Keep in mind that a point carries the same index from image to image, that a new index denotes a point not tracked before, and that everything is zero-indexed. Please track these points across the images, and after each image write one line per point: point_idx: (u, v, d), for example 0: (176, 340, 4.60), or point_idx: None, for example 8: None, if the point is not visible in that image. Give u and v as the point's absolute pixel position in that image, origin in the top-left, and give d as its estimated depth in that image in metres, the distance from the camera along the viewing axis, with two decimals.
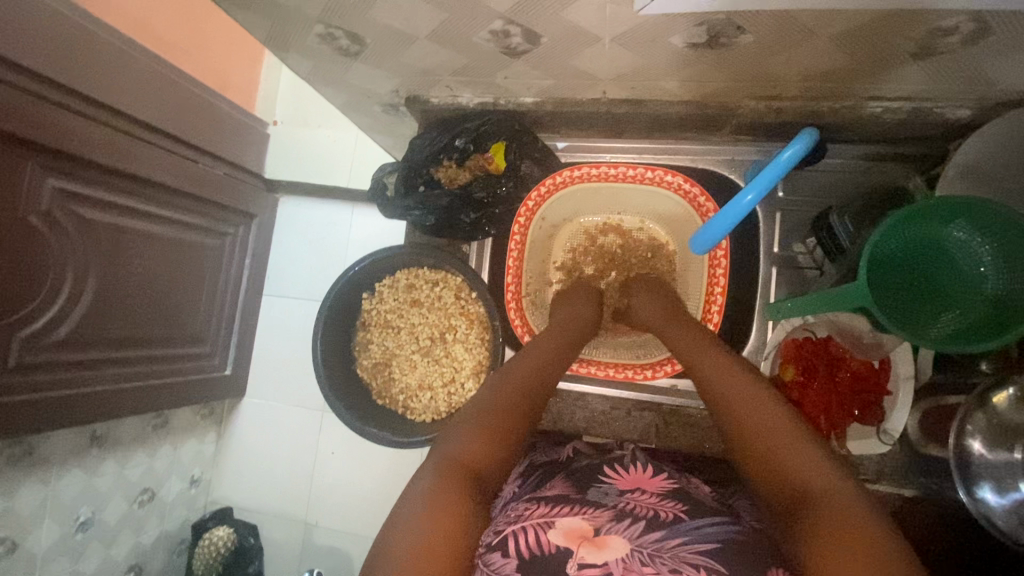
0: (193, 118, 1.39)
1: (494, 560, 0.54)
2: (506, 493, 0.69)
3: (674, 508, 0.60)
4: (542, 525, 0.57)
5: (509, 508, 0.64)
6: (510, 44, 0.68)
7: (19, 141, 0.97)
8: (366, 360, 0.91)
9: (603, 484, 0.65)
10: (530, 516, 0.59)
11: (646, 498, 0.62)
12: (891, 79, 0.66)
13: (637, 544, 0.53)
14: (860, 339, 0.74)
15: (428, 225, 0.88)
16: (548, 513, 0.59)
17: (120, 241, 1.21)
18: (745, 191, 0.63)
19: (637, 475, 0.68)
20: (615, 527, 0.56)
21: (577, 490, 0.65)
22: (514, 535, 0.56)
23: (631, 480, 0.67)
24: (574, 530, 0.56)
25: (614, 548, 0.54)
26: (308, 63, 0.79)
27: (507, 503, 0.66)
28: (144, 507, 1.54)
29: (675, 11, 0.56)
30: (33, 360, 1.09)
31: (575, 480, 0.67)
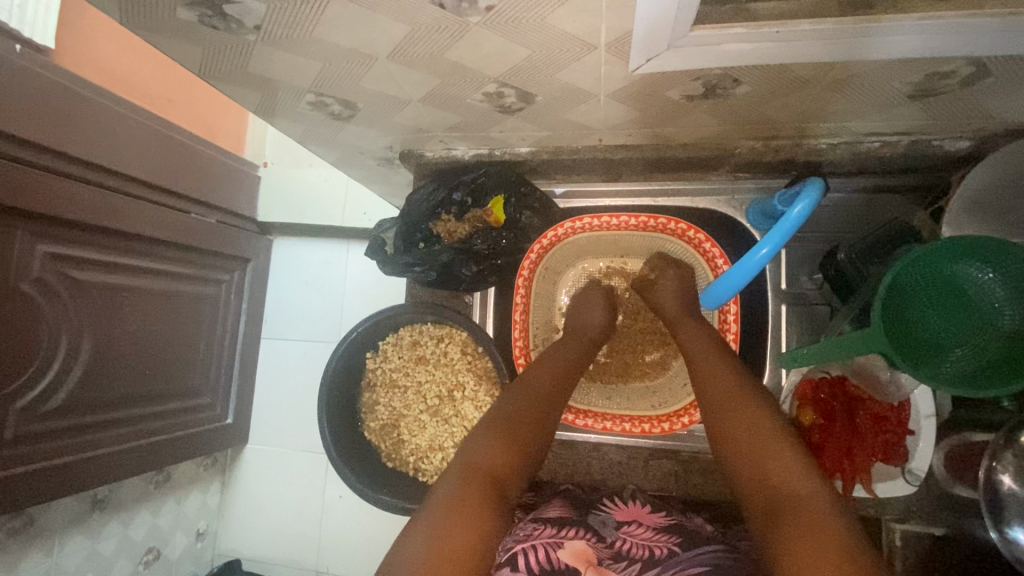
0: (185, 170, 1.38)
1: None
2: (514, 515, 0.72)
3: (666, 543, 0.62)
4: (552, 544, 0.60)
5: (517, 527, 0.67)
6: (505, 103, 0.67)
7: (9, 212, 0.97)
8: (373, 422, 0.88)
9: (603, 516, 0.69)
10: (541, 534, 0.63)
11: (640, 533, 0.65)
12: (888, 117, 0.65)
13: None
14: (880, 380, 0.69)
15: (430, 280, 0.85)
16: (557, 534, 0.63)
17: (115, 301, 1.19)
18: (761, 244, 0.62)
19: (634, 509, 0.71)
20: (613, 568, 0.58)
21: (578, 513, 0.69)
22: (525, 552, 0.60)
23: (628, 514, 0.70)
24: (582, 552, 0.59)
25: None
26: (299, 127, 0.78)
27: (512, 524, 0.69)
28: (150, 567, 1.50)
29: (672, 67, 0.55)
30: (31, 431, 1.06)
31: (577, 507, 0.71)
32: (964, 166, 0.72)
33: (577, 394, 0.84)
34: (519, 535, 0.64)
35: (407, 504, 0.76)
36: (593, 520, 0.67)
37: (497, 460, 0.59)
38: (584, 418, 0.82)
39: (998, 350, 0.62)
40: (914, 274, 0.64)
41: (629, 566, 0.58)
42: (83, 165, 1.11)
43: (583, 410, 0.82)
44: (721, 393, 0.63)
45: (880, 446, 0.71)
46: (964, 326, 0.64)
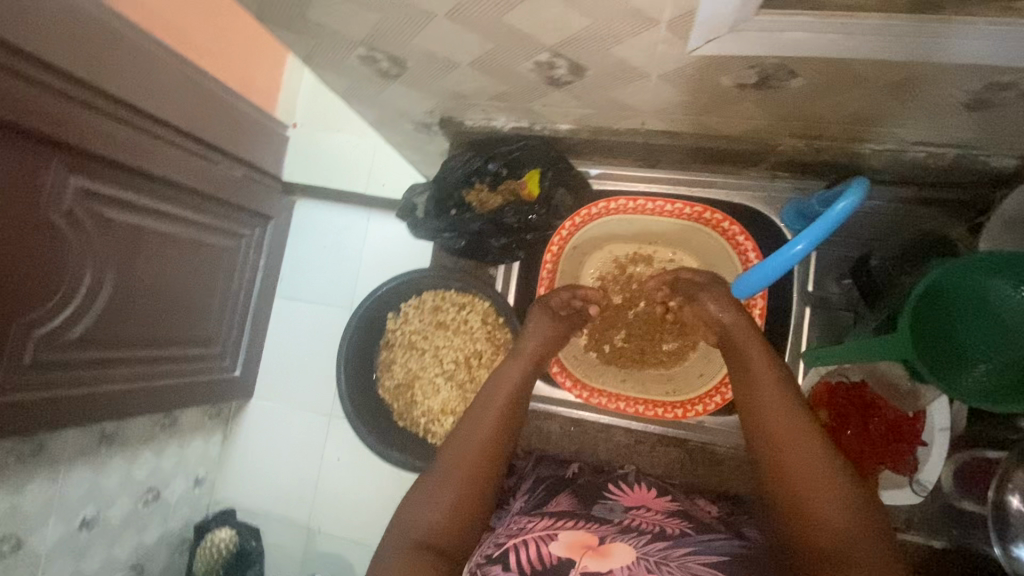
0: (216, 121, 1.38)
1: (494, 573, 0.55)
2: (510, 507, 0.72)
3: (679, 525, 0.62)
4: (544, 537, 0.59)
5: (512, 521, 0.66)
6: (554, 75, 0.67)
7: (44, 143, 0.98)
8: (388, 381, 0.90)
9: (609, 501, 0.68)
10: (535, 527, 0.61)
11: (650, 515, 0.65)
12: (937, 126, 0.65)
13: (643, 553, 0.55)
14: (897, 389, 0.70)
15: (459, 247, 0.87)
16: (552, 527, 0.61)
17: (139, 242, 1.21)
18: (796, 242, 0.62)
19: (641, 495, 0.71)
20: (621, 538, 0.58)
21: (582, 506, 0.67)
22: (518, 547, 0.57)
23: (635, 500, 0.69)
24: (577, 542, 0.57)
25: (618, 556, 0.54)
26: (345, 81, 0.79)
27: (511, 515, 0.68)
28: (149, 507, 1.53)
29: (729, 51, 0.55)
30: (48, 359, 1.09)
31: (581, 498, 0.69)
32: (1007, 185, 0.71)
33: (593, 373, 0.85)
34: (512, 530, 0.62)
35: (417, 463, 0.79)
36: (600, 510, 0.66)
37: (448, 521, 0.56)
38: (599, 397, 0.84)
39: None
40: (944, 289, 0.64)
41: (640, 536, 0.58)
42: (119, 104, 1.12)
43: (598, 389, 0.84)
44: (786, 428, 0.59)
45: (890, 456, 0.71)
46: (989, 343, 0.63)
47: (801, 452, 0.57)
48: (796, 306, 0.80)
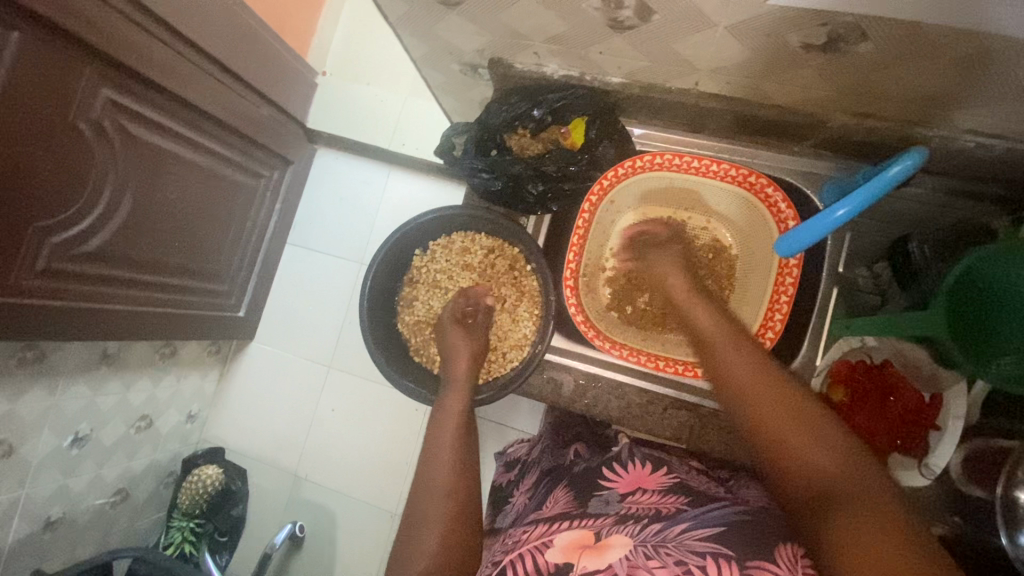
0: (249, 53, 1.36)
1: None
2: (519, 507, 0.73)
3: (675, 503, 0.60)
4: (540, 548, 0.56)
5: (511, 535, 0.64)
6: (618, 17, 0.66)
7: (78, 44, 0.97)
8: (407, 315, 0.90)
9: (604, 491, 0.65)
10: (529, 539, 0.59)
11: (647, 497, 0.62)
12: (994, 114, 0.64)
13: (641, 541, 0.53)
14: (919, 370, 0.72)
15: (492, 191, 0.86)
16: (547, 533, 0.59)
17: (161, 163, 1.19)
18: (839, 206, 0.61)
19: (637, 475, 0.68)
20: (617, 529, 0.56)
21: (579, 504, 0.64)
22: (514, 563, 0.55)
23: (632, 481, 0.67)
24: (573, 544, 0.55)
25: (615, 551, 0.52)
26: (402, 7, 0.78)
27: (513, 526, 0.67)
28: (140, 433, 1.52)
29: (805, 3, 0.54)
30: (60, 266, 1.08)
31: (576, 493, 0.67)
32: None
33: (615, 328, 0.87)
34: (507, 546, 0.60)
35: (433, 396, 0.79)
36: (596, 505, 0.63)
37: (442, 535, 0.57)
38: (620, 349, 0.84)
39: None
40: (979, 274, 0.64)
41: (635, 524, 0.56)
42: (159, 23, 1.10)
43: (618, 342, 0.85)
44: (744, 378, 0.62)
45: (902, 437, 0.72)
46: None
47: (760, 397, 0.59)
48: (825, 284, 0.79)
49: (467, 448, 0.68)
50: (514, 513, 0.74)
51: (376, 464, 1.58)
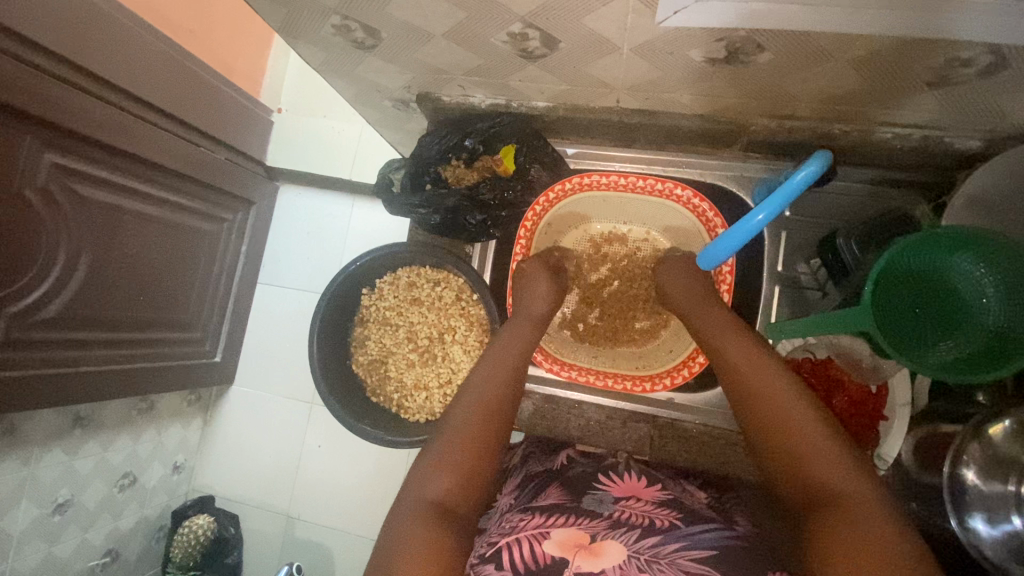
0: (200, 101, 1.31)
1: (487, 573, 0.54)
2: (498, 506, 0.71)
3: (668, 517, 0.60)
4: (537, 536, 0.57)
5: (505, 519, 0.64)
6: (528, 48, 0.67)
7: (17, 115, 0.92)
8: (362, 356, 0.93)
9: (598, 493, 0.66)
10: (527, 525, 0.60)
11: (639, 506, 0.63)
12: (904, 107, 0.66)
13: (634, 550, 0.54)
14: (859, 363, 0.77)
15: (433, 224, 0.88)
16: (544, 524, 0.59)
17: (118, 221, 1.14)
18: (757, 211, 0.65)
19: (631, 485, 0.69)
20: (612, 534, 0.57)
21: (572, 498, 0.66)
22: (509, 548, 0.56)
23: (626, 489, 0.68)
24: (570, 540, 0.56)
25: (610, 555, 0.54)
26: (320, 53, 0.78)
27: (504, 513, 0.67)
28: (125, 492, 1.47)
29: (698, 24, 0.55)
30: (22, 336, 1.02)
31: (571, 491, 0.67)
32: (970, 166, 0.73)
33: (566, 347, 0.89)
34: (504, 529, 0.61)
35: (390, 436, 0.81)
36: (589, 501, 0.64)
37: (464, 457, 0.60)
38: (570, 370, 0.86)
39: (983, 343, 0.65)
40: (902, 263, 0.67)
41: (630, 532, 0.57)
42: (103, 85, 1.07)
43: (569, 363, 0.87)
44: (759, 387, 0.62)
45: (854, 429, 0.76)
46: (952, 320, 0.67)
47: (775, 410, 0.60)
48: (768, 285, 0.84)
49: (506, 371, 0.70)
50: (495, 511, 0.71)
51: (369, 497, 1.54)
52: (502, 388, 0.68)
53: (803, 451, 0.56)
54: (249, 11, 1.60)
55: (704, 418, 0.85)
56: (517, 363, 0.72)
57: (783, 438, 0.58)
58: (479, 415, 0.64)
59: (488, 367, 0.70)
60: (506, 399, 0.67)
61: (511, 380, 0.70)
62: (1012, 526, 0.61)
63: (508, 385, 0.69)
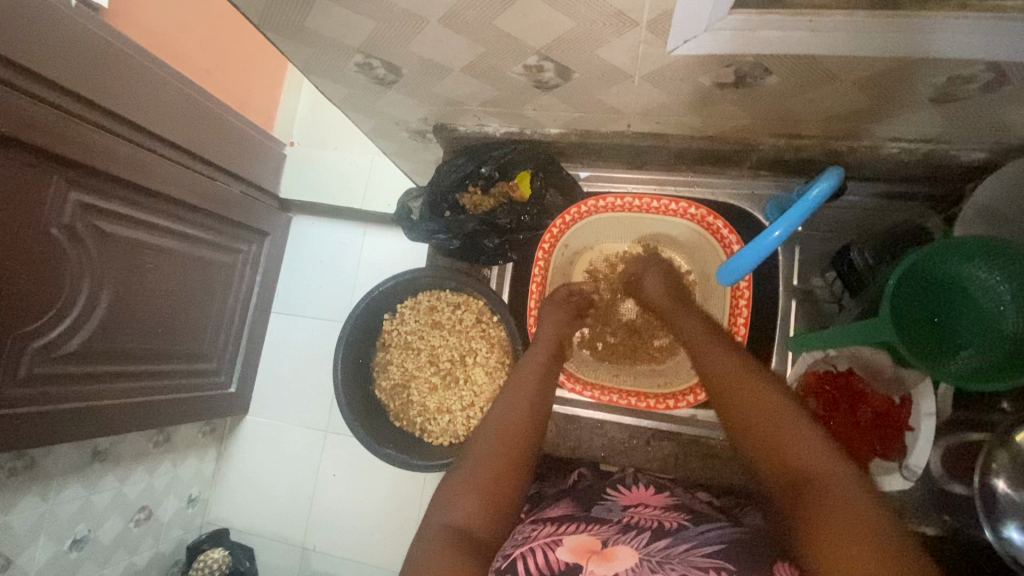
0: (217, 137, 1.36)
1: None
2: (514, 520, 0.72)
3: (677, 518, 0.63)
4: (550, 544, 0.58)
5: (516, 532, 0.65)
6: (542, 78, 0.70)
7: (47, 156, 0.95)
8: (385, 381, 0.94)
9: (607, 503, 0.68)
10: (538, 536, 0.61)
11: (648, 511, 0.65)
12: (910, 122, 0.68)
13: (646, 553, 0.55)
14: (881, 374, 0.78)
15: (452, 248, 0.91)
16: (556, 533, 0.61)
17: (138, 255, 1.17)
18: (773, 227, 0.66)
19: (640, 493, 0.71)
20: (623, 538, 0.58)
21: (583, 508, 0.68)
22: (523, 557, 0.57)
23: (635, 497, 0.70)
24: (581, 546, 0.57)
25: (622, 558, 0.54)
26: (342, 90, 0.82)
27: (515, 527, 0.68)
28: (140, 526, 1.46)
29: (706, 51, 0.57)
30: (44, 371, 1.04)
31: (581, 502, 0.70)
32: (978, 177, 0.75)
33: (587, 368, 0.90)
34: (517, 540, 0.62)
35: (415, 460, 0.82)
36: (599, 511, 0.66)
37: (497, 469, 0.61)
38: (592, 390, 0.86)
39: (1005, 349, 0.66)
40: (918, 274, 0.68)
41: (640, 535, 0.58)
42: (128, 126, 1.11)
43: (591, 383, 0.87)
44: (738, 386, 0.64)
45: (879, 441, 0.76)
46: (971, 328, 0.68)
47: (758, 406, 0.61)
48: (783, 300, 0.85)
49: (541, 390, 0.73)
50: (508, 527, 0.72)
51: (384, 527, 1.52)
52: (526, 405, 0.69)
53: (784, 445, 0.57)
54: (264, 52, 1.67)
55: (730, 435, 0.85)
56: (543, 385, 0.74)
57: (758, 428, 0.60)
58: (513, 428, 0.66)
59: (511, 387, 0.72)
60: (536, 416, 0.69)
61: (538, 400, 0.71)
62: None
63: (531, 404, 0.70)
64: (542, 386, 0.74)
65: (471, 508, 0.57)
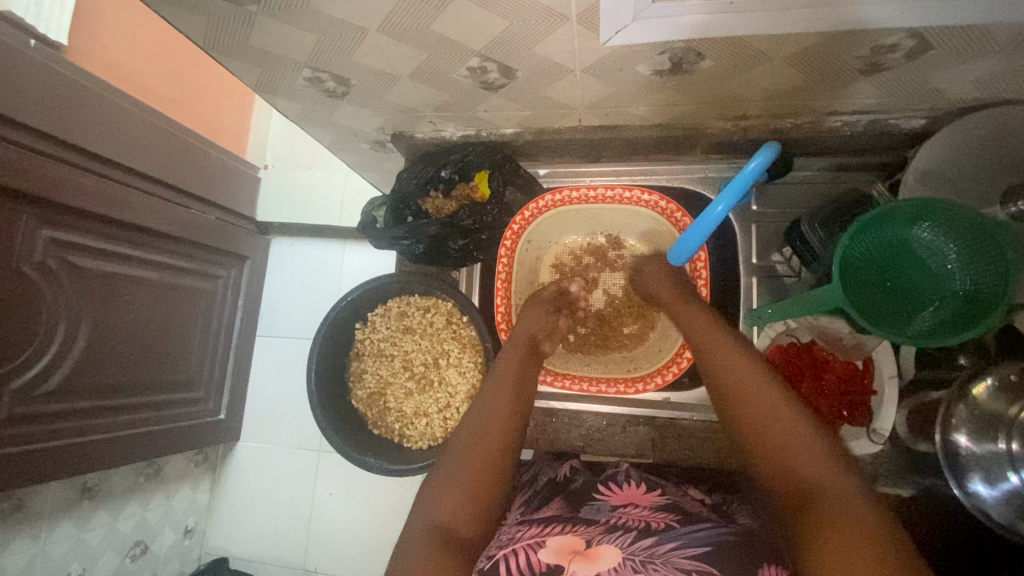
0: (187, 165, 1.36)
1: None
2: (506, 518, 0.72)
3: (664, 519, 0.62)
4: (533, 546, 0.58)
5: (502, 533, 0.65)
6: (488, 79, 0.71)
7: (14, 195, 0.95)
8: (360, 391, 0.95)
9: (597, 503, 0.68)
10: (524, 537, 0.61)
11: (638, 511, 0.65)
12: (846, 95, 0.70)
13: (629, 553, 0.55)
14: (841, 342, 0.80)
15: (418, 253, 0.92)
16: (540, 534, 0.61)
17: (114, 288, 1.17)
18: (716, 203, 0.69)
19: (631, 492, 0.70)
20: (608, 538, 0.58)
21: (571, 509, 0.67)
22: (506, 558, 0.56)
23: (625, 497, 0.69)
24: (566, 546, 0.57)
25: (606, 559, 0.54)
26: (297, 105, 0.83)
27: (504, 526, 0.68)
28: (136, 562, 1.44)
29: (640, 40, 0.59)
30: (25, 411, 1.03)
31: (571, 502, 0.70)
32: (918, 143, 0.78)
33: (558, 359, 0.92)
34: (502, 541, 0.61)
35: (392, 465, 0.82)
36: (588, 511, 0.66)
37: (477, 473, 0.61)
38: (563, 380, 0.89)
39: (957, 308, 0.68)
40: (870, 241, 0.69)
41: (625, 535, 0.59)
42: (95, 159, 1.11)
43: (561, 373, 0.90)
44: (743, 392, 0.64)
45: (846, 407, 0.80)
46: (924, 290, 0.70)
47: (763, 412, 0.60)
48: (744, 277, 0.88)
49: (520, 392, 0.74)
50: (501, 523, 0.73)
51: (383, 543, 1.52)
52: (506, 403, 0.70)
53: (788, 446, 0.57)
54: (230, 78, 1.67)
55: (704, 416, 0.86)
56: (522, 384, 0.75)
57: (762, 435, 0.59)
58: (491, 429, 0.66)
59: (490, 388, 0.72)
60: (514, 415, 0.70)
61: (517, 398, 0.72)
62: (1010, 485, 0.62)
63: (512, 402, 0.71)
64: (521, 385, 0.74)
65: (456, 507, 0.58)
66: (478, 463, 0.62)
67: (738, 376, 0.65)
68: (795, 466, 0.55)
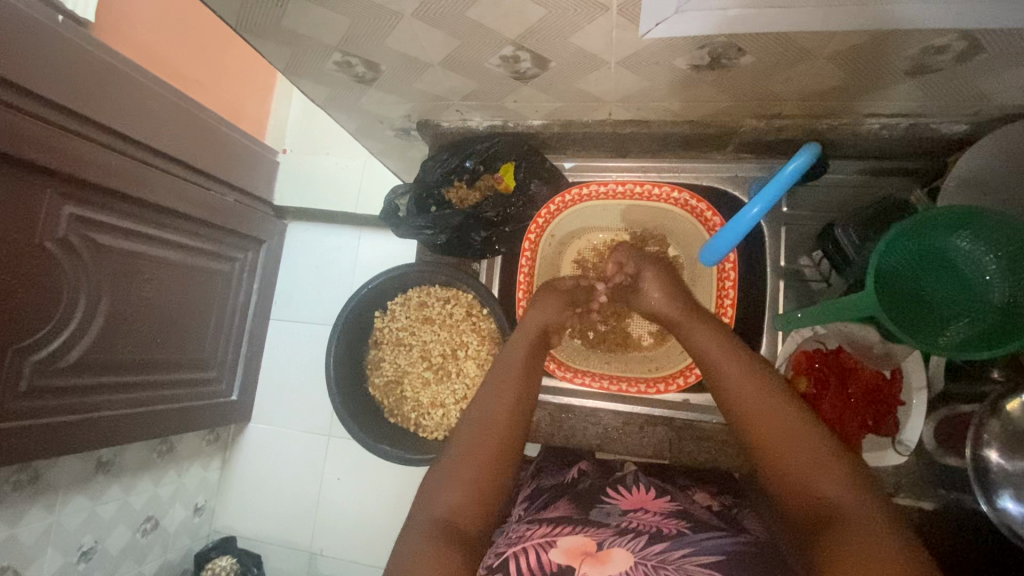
0: (208, 145, 1.35)
1: None
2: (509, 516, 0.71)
3: (676, 525, 0.61)
4: (544, 545, 0.57)
5: (510, 531, 0.64)
6: (520, 69, 0.70)
7: (38, 170, 0.96)
8: (378, 378, 0.95)
9: (607, 506, 0.67)
10: (533, 535, 0.59)
11: (648, 517, 0.64)
12: (887, 98, 0.68)
13: (642, 557, 0.54)
14: (870, 351, 0.81)
15: (440, 243, 0.92)
16: (550, 534, 0.59)
17: (133, 266, 1.17)
18: (751, 205, 0.67)
19: (640, 497, 0.70)
20: (619, 541, 0.57)
21: (580, 511, 0.66)
22: (516, 556, 0.56)
23: (635, 501, 0.69)
24: (576, 547, 0.55)
25: (616, 562, 0.53)
26: (323, 89, 0.82)
27: (510, 524, 0.67)
28: (147, 536, 1.47)
29: (679, 33, 0.57)
30: (45, 384, 1.04)
31: (579, 503, 0.69)
32: (960, 148, 0.76)
33: (578, 356, 0.91)
34: (511, 539, 0.61)
35: (409, 454, 0.82)
36: (597, 514, 0.65)
37: (483, 471, 0.61)
38: (583, 376, 0.89)
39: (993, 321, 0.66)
40: (905, 247, 0.68)
41: (636, 539, 0.57)
42: (117, 137, 1.11)
43: (582, 370, 0.90)
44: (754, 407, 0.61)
45: (871, 417, 0.79)
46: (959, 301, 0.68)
47: (777, 429, 0.58)
48: (771, 281, 0.87)
49: (527, 385, 0.71)
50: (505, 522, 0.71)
51: (390, 528, 1.52)
52: (508, 395, 0.68)
53: (806, 463, 0.55)
54: (253, 60, 1.67)
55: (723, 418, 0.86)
56: (528, 377, 0.72)
57: (777, 454, 0.57)
58: (494, 424, 0.65)
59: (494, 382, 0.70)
60: (520, 409, 0.68)
61: (521, 392, 0.70)
62: None
63: (514, 395, 0.69)
64: (527, 378, 0.72)
65: (460, 502, 0.58)
66: (479, 461, 0.61)
67: (744, 388, 0.63)
68: (814, 485, 0.54)
